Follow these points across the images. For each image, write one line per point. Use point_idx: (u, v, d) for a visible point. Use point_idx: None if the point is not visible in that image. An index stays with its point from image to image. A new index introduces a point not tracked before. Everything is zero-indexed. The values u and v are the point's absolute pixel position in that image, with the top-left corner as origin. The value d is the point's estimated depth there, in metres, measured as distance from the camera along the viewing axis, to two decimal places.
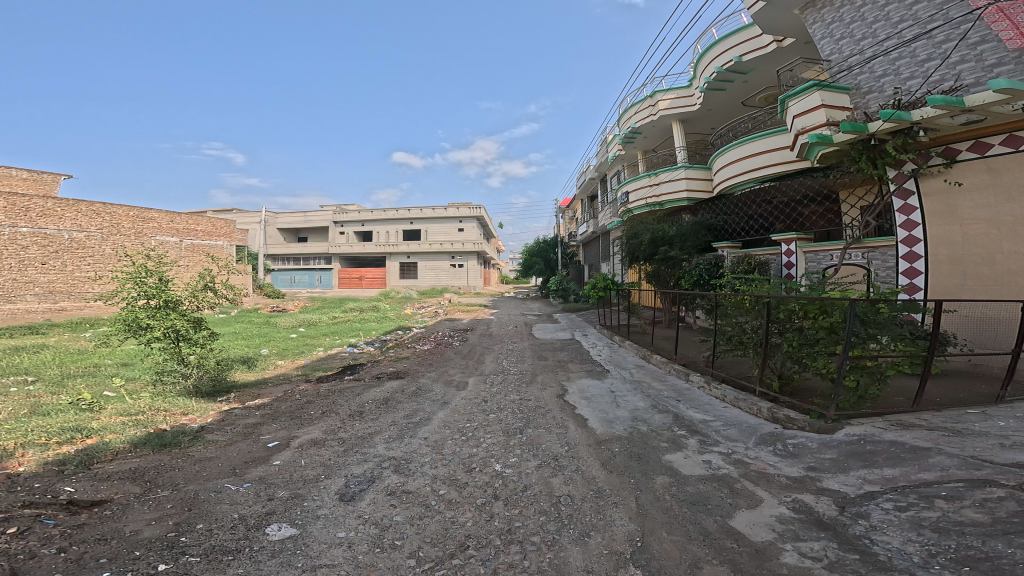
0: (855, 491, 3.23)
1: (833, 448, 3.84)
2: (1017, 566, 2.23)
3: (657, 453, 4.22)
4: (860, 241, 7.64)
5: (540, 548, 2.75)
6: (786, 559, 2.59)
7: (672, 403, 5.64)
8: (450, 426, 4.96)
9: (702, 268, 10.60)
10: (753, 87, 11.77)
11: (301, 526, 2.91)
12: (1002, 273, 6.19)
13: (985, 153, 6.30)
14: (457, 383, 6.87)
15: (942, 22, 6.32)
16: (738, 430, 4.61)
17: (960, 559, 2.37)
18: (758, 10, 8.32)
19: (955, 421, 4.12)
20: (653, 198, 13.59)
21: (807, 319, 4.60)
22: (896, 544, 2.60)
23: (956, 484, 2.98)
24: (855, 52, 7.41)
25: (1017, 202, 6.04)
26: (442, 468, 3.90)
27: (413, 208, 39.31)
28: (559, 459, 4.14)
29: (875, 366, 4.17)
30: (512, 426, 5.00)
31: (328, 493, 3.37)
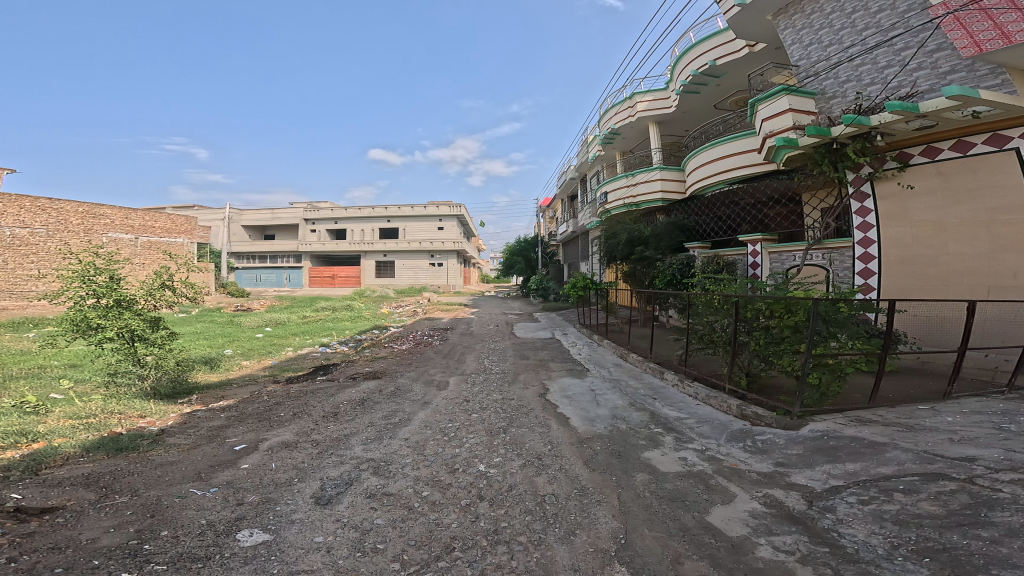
0: (821, 485, 3.32)
1: (800, 444, 3.95)
2: (971, 556, 2.33)
3: (637, 451, 4.27)
4: (820, 244, 7.87)
5: (528, 548, 2.76)
6: (761, 553, 2.65)
7: (648, 401, 5.71)
8: (431, 427, 4.91)
9: (675, 268, 10.77)
10: (725, 91, 12.05)
11: (274, 531, 2.85)
12: (948, 273, 6.47)
13: (935, 157, 6.57)
14: (437, 383, 6.83)
15: (902, 30, 6.57)
16: (710, 427, 4.69)
17: (920, 550, 2.47)
18: (733, 15, 8.50)
19: (908, 416, 4.29)
20: (630, 199, 13.70)
21: (773, 317, 4.69)
22: (861, 536, 2.70)
23: (911, 477, 3.11)
24: (822, 58, 7.68)
25: (964, 206, 6.30)
26: (424, 470, 3.87)
27: (391, 208, 38.89)
28: (542, 458, 4.15)
29: (836, 364, 4.29)
30: (496, 426, 4.99)
31: (302, 496, 3.31)
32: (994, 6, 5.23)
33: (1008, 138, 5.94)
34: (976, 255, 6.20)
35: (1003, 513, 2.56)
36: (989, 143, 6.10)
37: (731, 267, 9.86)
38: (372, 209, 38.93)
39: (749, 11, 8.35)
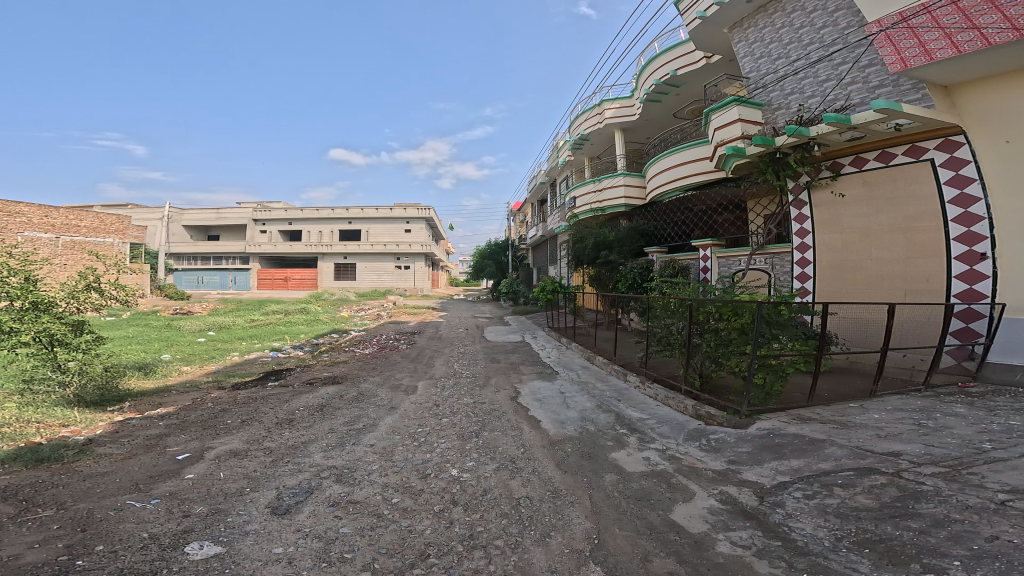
0: (770, 481, 3.45)
1: (749, 442, 4.10)
2: (905, 545, 2.46)
3: (605, 451, 4.33)
4: (766, 249, 8.55)
5: (504, 552, 2.75)
6: (721, 548, 2.72)
7: (614, 402, 5.81)
8: (399, 432, 4.84)
9: (636, 272, 10.97)
10: (683, 101, 12.50)
11: (227, 542, 2.74)
12: (873, 277, 6.93)
13: (862, 167, 7.00)
14: (405, 388, 6.74)
15: (841, 46, 6.97)
16: (669, 427, 4.80)
17: (862, 541, 2.59)
18: (695, 27, 8.93)
19: (841, 414, 4.53)
20: (596, 203, 13.96)
21: (722, 320, 4.85)
22: (809, 529, 2.81)
23: (847, 472, 3.28)
24: (770, 71, 8.12)
25: (885, 213, 6.75)
26: (394, 476, 3.79)
27: (352, 208, 38.22)
28: (516, 461, 4.16)
29: (778, 364, 4.50)
30: (467, 430, 4.94)
31: (256, 506, 3.19)
32: (920, 26, 5.65)
33: (925, 150, 6.35)
34: (896, 260, 6.65)
35: (929, 505, 2.73)
36: (908, 154, 6.51)
37: (685, 271, 10.13)
38: (333, 210, 38.26)
39: (709, 24, 8.75)
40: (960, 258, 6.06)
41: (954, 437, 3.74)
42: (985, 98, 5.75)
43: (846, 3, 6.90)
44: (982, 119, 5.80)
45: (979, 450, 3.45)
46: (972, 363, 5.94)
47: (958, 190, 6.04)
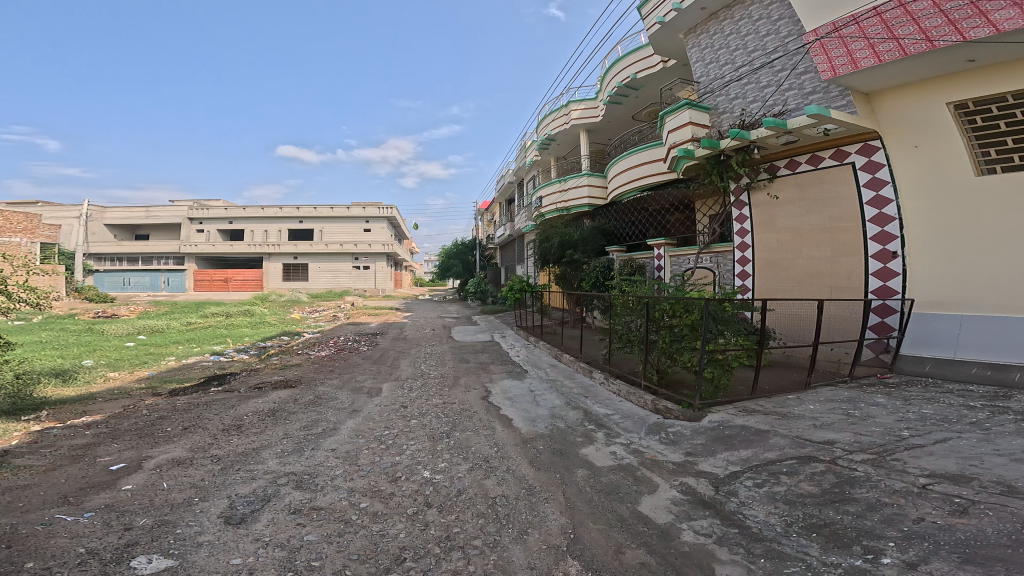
0: (723, 471, 3.58)
1: (702, 433, 4.25)
2: (846, 529, 2.60)
3: (575, 447, 4.38)
4: (711, 249, 8.98)
5: (483, 551, 2.73)
6: (685, 537, 2.81)
7: (582, 398, 5.89)
8: (364, 435, 4.73)
9: (598, 270, 11.17)
10: (642, 103, 12.83)
11: (179, 556, 2.60)
12: (804, 275, 7.40)
13: (796, 170, 7.50)
14: (368, 390, 6.60)
15: (782, 54, 7.33)
16: (632, 421, 4.91)
17: (809, 526, 2.71)
18: (655, 32, 9.16)
19: (782, 405, 4.77)
20: (561, 203, 14.13)
21: (675, 317, 5.00)
22: (762, 516, 2.92)
23: (791, 461, 3.46)
24: (718, 76, 8.42)
25: (815, 214, 7.24)
26: (360, 480, 3.66)
27: (302, 208, 37.13)
28: (490, 460, 4.12)
29: (724, 358, 4.71)
30: (439, 430, 4.86)
31: (207, 517, 3.03)
32: (849, 35, 5.97)
33: (846, 154, 6.87)
34: (823, 258, 7.14)
35: (862, 490, 2.90)
36: (833, 158, 7.02)
37: (641, 270, 10.42)
38: (280, 210, 37.03)
39: (668, 30, 9.03)
40: (876, 257, 6.60)
41: (876, 425, 4.02)
42: (900, 105, 6.16)
43: (788, 13, 7.24)
44: (895, 125, 6.26)
45: (900, 437, 3.71)
46: (887, 356, 6.49)
47: (874, 193, 6.59)
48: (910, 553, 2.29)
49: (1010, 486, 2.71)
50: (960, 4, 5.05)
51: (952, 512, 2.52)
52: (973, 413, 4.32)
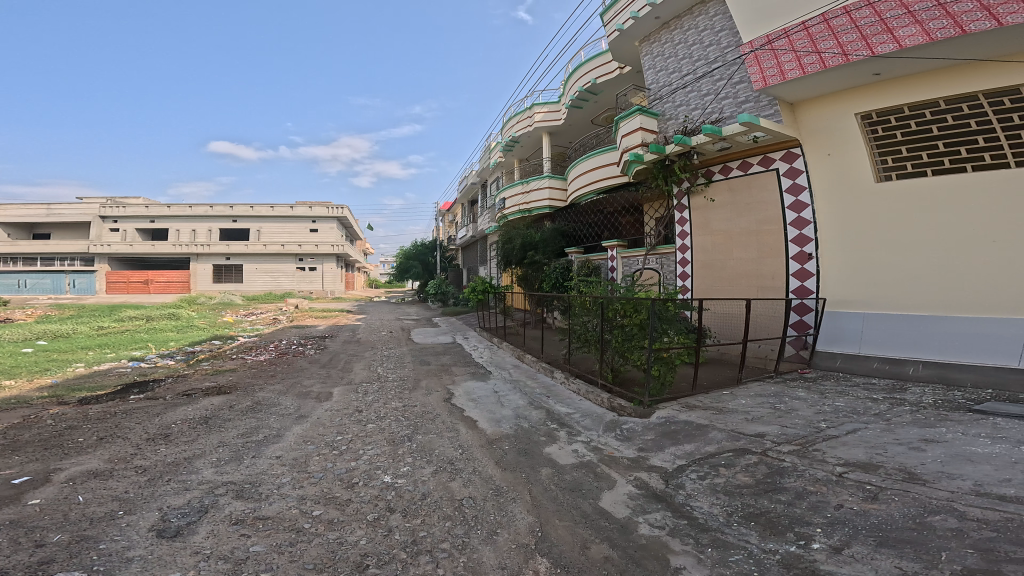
0: (672, 465, 3.68)
1: (652, 430, 4.38)
2: (780, 516, 2.73)
3: (539, 446, 4.36)
4: (656, 250, 9.18)
5: (452, 554, 2.65)
6: (643, 530, 2.85)
7: (544, 398, 5.93)
8: (313, 441, 4.51)
9: (558, 272, 11.45)
10: (600, 109, 13.16)
11: (104, 572, 2.35)
12: (736, 275, 7.70)
13: (728, 175, 7.81)
14: (316, 395, 6.34)
15: (720, 64, 7.65)
16: (591, 420, 4.97)
17: (748, 514, 2.83)
18: (615, 39, 9.44)
19: (717, 400, 5.00)
20: (523, 205, 14.21)
21: (626, 316, 5.18)
22: (706, 507, 3.01)
23: (728, 453, 3.63)
24: (667, 84, 8.72)
25: (744, 217, 7.56)
26: (311, 487, 3.47)
27: (236, 207, 36.14)
28: (455, 463, 3.99)
29: (669, 356, 4.91)
30: (399, 434, 4.72)
31: (135, 530, 2.79)
32: (780, 48, 6.28)
33: (772, 160, 7.23)
34: (751, 259, 7.47)
35: (790, 479, 3.08)
36: (761, 163, 7.36)
37: (597, 270, 10.55)
38: (211, 208, 35.88)
39: (625, 37, 9.27)
40: (795, 258, 7.00)
41: (799, 418, 4.27)
42: (819, 117, 6.59)
43: (728, 25, 7.55)
44: (815, 134, 6.67)
45: (817, 429, 3.96)
46: (806, 352, 6.86)
47: (793, 198, 6.97)
48: (835, 538, 2.43)
49: (910, 472, 2.98)
50: (872, 21, 5.44)
51: (865, 499, 2.72)
52: (876, 405, 4.64)
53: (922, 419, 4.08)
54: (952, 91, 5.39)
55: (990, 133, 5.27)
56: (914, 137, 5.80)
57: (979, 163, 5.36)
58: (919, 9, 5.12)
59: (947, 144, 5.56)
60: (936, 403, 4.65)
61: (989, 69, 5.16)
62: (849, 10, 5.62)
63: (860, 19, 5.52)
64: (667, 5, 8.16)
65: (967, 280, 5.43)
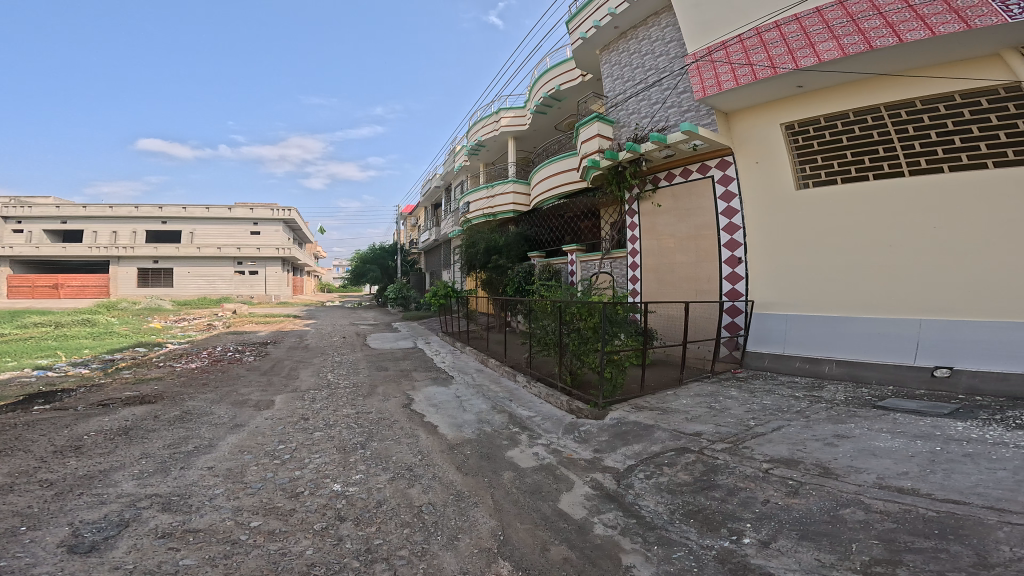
0: (623, 465, 3.75)
1: (606, 431, 4.46)
2: (716, 513, 2.85)
3: (502, 450, 4.34)
4: (610, 254, 9.43)
5: (411, 561, 2.58)
6: (598, 530, 2.89)
7: (507, 402, 5.93)
8: (250, 450, 4.32)
9: (521, 276, 11.76)
10: (562, 115, 13.42)
11: None
12: (678, 278, 7.95)
13: (672, 181, 8.08)
14: (254, 403, 6.07)
15: (668, 74, 7.94)
16: (552, 422, 5.01)
17: (689, 512, 2.93)
18: (578, 47, 9.70)
19: (662, 400, 5.16)
20: (487, 209, 14.24)
21: (582, 320, 5.29)
22: (652, 505, 3.09)
23: (670, 452, 3.76)
24: (622, 92, 8.98)
25: (683, 223, 7.86)
26: (248, 498, 3.32)
27: (166, 207, 34.75)
28: (414, 469, 3.91)
29: (619, 358, 5.06)
30: (352, 442, 4.58)
31: (43, 547, 2.58)
32: (718, 59, 6.61)
33: (709, 168, 7.52)
34: (691, 263, 7.73)
35: (723, 477, 3.23)
36: (699, 171, 7.66)
37: (557, 275, 10.76)
38: (136, 210, 34.34)
39: (588, 45, 9.50)
40: (727, 262, 7.28)
41: (731, 416, 4.46)
42: (748, 127, 6.96)
43: (676, 37, 7.87)
44: (743, 143, 7.04)
45: (747, 426, 4.15)
46: (738, 352, 7.12)
47: (726, 204, 7.29)
48: (763, 533, 2.57)
49: (825, 467, 3.18)
50: (798, 35, 5.82)
51: (788, 494, 2.89)
52: (797, 402, 4.91)
53: (835, 415, 4.35)
54: (858, 104, 5.89)
55: (889, 144, 5.76)
56: (828, 147, 6.25)
57: (879, 171, 5.83)
58: (836, 25, 5.51)
59: (854, 154, 6.04)
60: (847, 400, 4.95)
61: (890, 84, 5.66)
62: (779, 25, 6.10)
63: (787, 33, 5.94)
64: (625, 15, 8.40)
65: (872, 283, 5.84)
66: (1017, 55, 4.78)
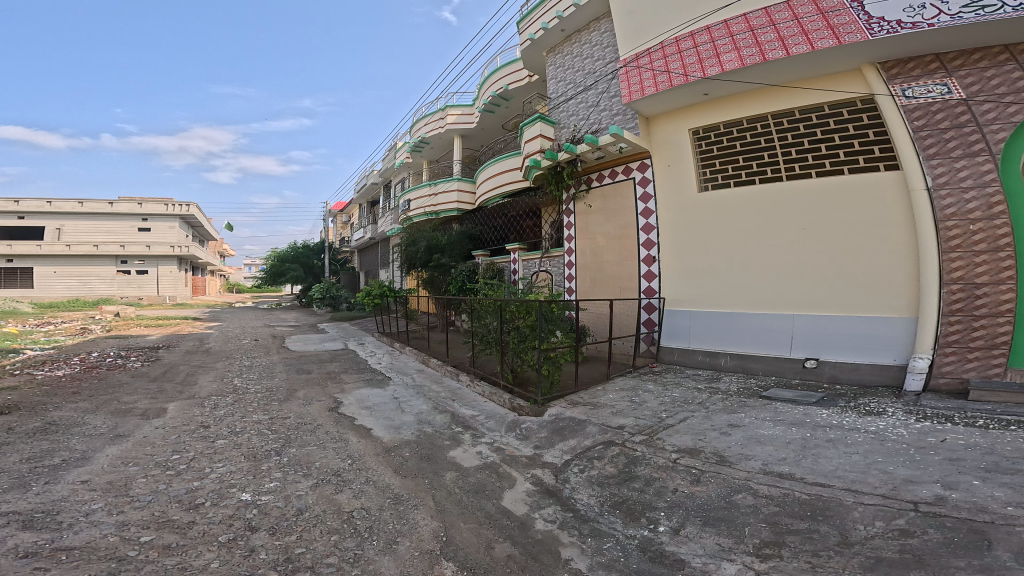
0: (560, 460, 3.83)
1: (546, 427, 4.52)
2: (640, 503, 3.01)
3: (443, 450, 4.26)
4: (549, 254, 9.61)
5: (341, 568, 2.44)
6: (539, 525, 2.90)
7: (449, 402, 5.83)
8: (136, 462, 3.86)
9: (464, 274, 11.56)
10: (509, 116, 13.50)
11: None
12: (606, 277, 8.24)
13: (601, 182, 8.35)
14: (141, 412, 5.43)
15: (602, 78, 8.22)
16: (495, 420, 4.99)
17: (616, 503, 3.06)
18: (526, 48, 9.76)
19: (592, 395, 5.36)
20: (430, 207, 13.95)
21: (521, 318, 5.38)
22: (586, 499, 3.18)
23: (599, 445, 3.89)
24: (564, 93, 9.17)
25: (610, 224, 8.16)
26: (135, 512, 2.96)
27: (24, 202, 30.83)
28: (342, 474, 3.72)
29: (555, 355, 5.19)
30: (266, 449, 4.26)
31: None
32: (643, 65, 6.95)
33: (631, 171, 7.84)
34: (617, 262, 8.04)
35: (642, 467, 3.41)
36: (624, 172, 7.96)
37: (500, 274, 10.83)
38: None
39: (535, 47, 9.60)
40: (645, 260, 7.64)
41: (648, 409, 4.72)
42: (664, 131, 7.37)
43: (612, 43, 8.16)
44: (659, 146, 7.43)
45: (660, 418, 4.41)
46: (654, 348, 7.44)
47: (644, 205, 7.63)
48: (674, 520, 2.78)
49: (721, 455, 3.45)
50: (708, 45, 6.24)
51: (692, 481, 3.13)
52: (701, 394, 5.29)
53: (730, 405, 4.75)
54: (751, 112, 6.47)
55: (772, 151, 6.33)
56: (725, 152, 6.73)
57: (764, 176, 6.39)
58: (739, 37, 5.97)
59: (745, 159, 6.56)
60: (739, 391, 5.42)
61: (777, 96, 6.22)
62: (693, 35, 6.49)
63: (700, 43, 6.35)
64: (571, 19, 8.57)
65: (757, 282, 6.40)
66: (874, 72, 5.40)
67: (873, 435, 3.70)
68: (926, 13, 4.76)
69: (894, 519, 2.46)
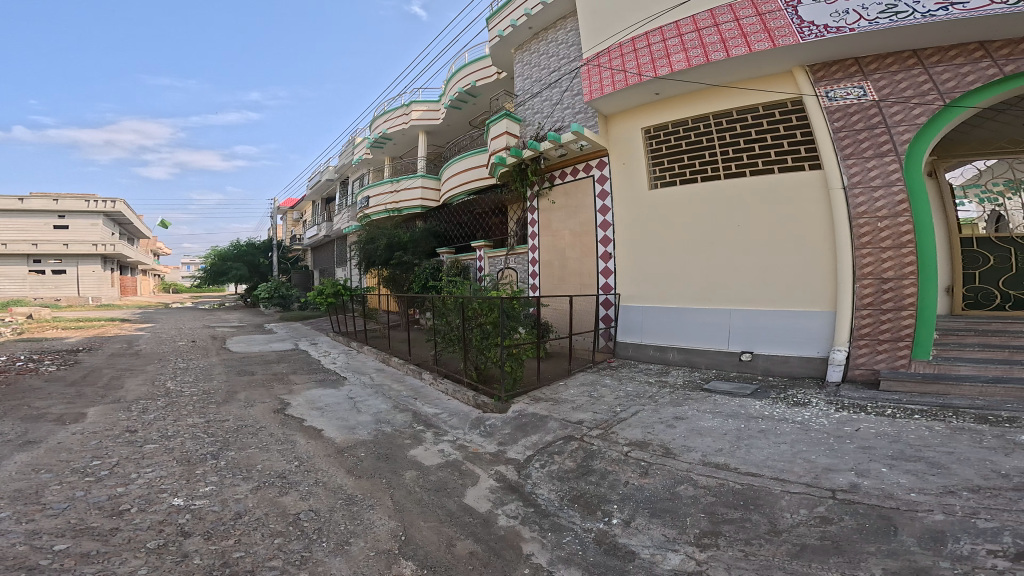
0: (523, 456, 3.84)
1: (509, 423, 4.51)
2: (595, 497, 3.06)
3: (403, 450, 4.16)
4: (514, 250, 9.61)
5: (286, 570, 2.33)
6: (501, 522, 2.89)
7: (410, 401, 5.71)
8: (50, 469, 3.52)
9: (428, 271, 11.30)
10: (476, 113, 13.39)
11: None
12: (569, 273, 8.34)
13: (563, 180, 8.42)
14: (55, 418, 4.95)
15: (565, 76, 8.29)
16: (458, 418, 4.94)
17: (575, 497, 3.10)
18: (495, 44, 9.67)
19: (553, 391, 5.42)
20: (393, 204, 13.59)
21: (484, 315, 5.37)
22: (546, 494, 3.20)
23: (558, 441, 3.93)
24: (529, 90, 9.17)
25: (571, 222, 8.26)
26: (47, 520, 2.69)
27: None
28: (289, 476, 3.55)
29: (518, 352, 5.22)
30: (201, 453, 3.99)
31: None
32: (603, 64, 7.04)
33: (591, 168, 7.95)
34: (578, 259, 8.16)
35: (598, 461, 3.47)
36: (584, 170, 8.05)
37: (465, 271, 10.71)
38: None
39: (505, 43, 9.53)
40: (601, 257, 7.82)
41: (604, 403, 4.82)
42: (619, 129, 7.53)
43: (577, 42, 8.24)
44: (613, 144, 7.58)
45: (614, 412, 4.52)
46: (611, 343, 7.62)
47: (601, 202, 7.78)
48: (626, 512, 2.85)
49: (666, 447, 3.57)
50: (660, 45, 6.40)
51: (641, 473, 3.22)
52: (653, 387, 5.47)
53: (676, 398, 4.94)
54: (695, 111, 6.70)
55: (713, 151, 6.61)
56: (672, 151, 6.95)
57: (705, 176, 6.65)
58: (687, 36, 6.16)
59: (689, 158, 6.80)
60: (685, 383, 5.67)
61: (719, 96, 6.48)
62: (647, 35, 6.63)
63: (653, 42, 6.50)
64: (540, 17, 8.57)
65: (697, 278, 6.66)
66: (803, 74, 5.74)
67: (799, 425, 3.95)
68: (849, 18, 5.12)
69: (816, 506, 2.63)
